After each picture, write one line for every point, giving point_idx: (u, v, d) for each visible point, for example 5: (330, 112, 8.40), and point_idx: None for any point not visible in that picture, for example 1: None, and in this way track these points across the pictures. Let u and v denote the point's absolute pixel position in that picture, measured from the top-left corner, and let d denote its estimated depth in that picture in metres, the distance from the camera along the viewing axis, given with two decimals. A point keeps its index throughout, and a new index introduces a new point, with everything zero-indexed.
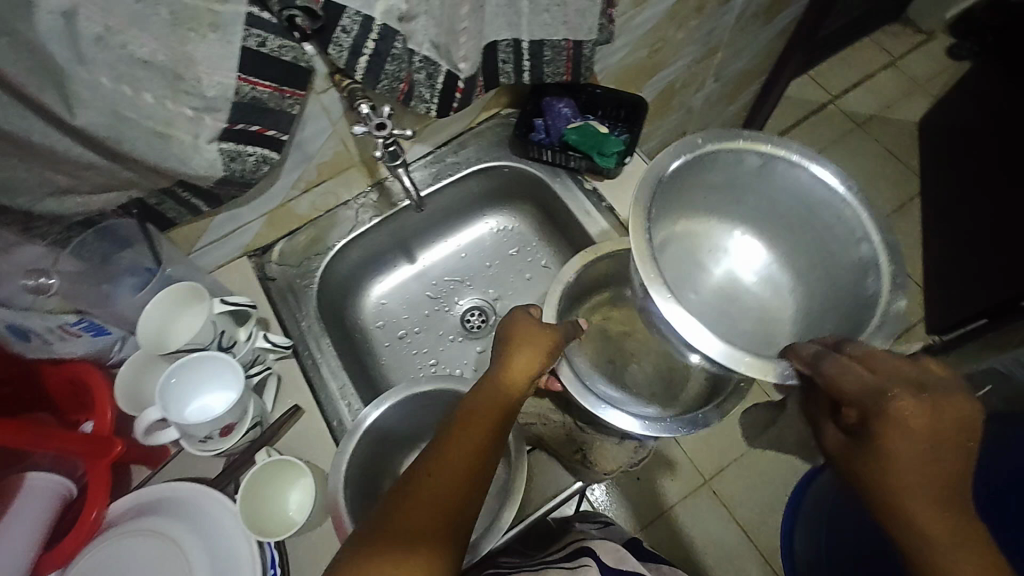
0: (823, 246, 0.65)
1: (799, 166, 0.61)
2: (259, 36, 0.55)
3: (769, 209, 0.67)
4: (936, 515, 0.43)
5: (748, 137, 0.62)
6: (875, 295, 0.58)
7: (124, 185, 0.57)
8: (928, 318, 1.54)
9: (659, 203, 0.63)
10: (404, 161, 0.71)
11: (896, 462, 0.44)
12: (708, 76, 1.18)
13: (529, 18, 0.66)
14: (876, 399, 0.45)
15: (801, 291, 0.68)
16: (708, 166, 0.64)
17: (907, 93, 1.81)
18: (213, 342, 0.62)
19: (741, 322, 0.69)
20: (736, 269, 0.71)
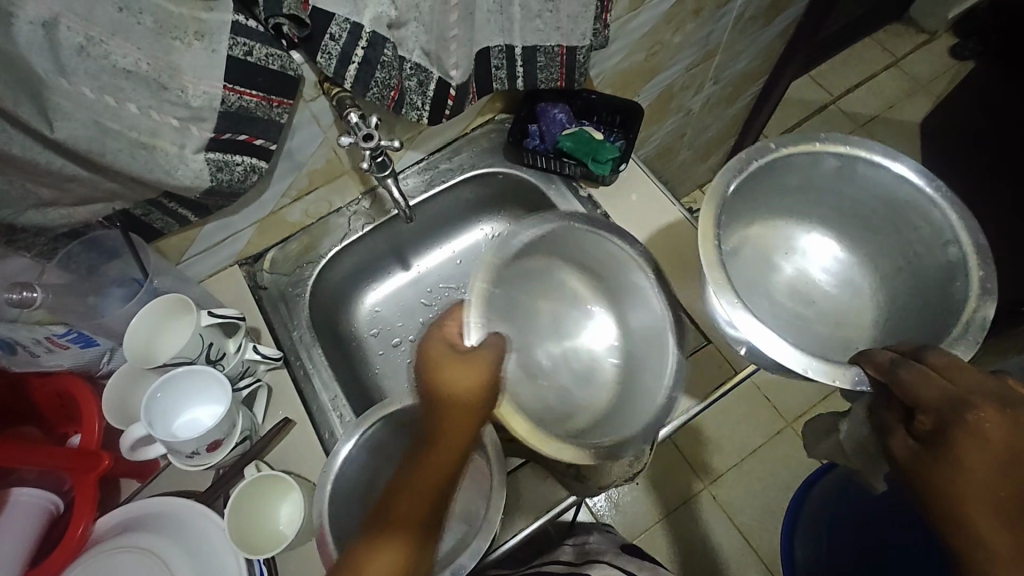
0: (909, 244, 0.70)
1: (879, 167, 0.67)
2: (246, 45, 0.55)
3: (849, 209, 0.74)
4: (1000, 528, 0.44)
5: (824, 141, 0.69)
6: (964, 300, 0.61)
7: (109, 197, 0.56)
8: None
9: (734, 206, 0.72)
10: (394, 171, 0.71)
11: (963, 464, 0.47)
12: (707, 79, 1.17)
13: (521, 24, 0.66)
14: (953, 406, 0.49)
15: (879, 290, 0.74)
16: (787, 168, 0.71)
17: (909, 94, 1.79)
18: (200, 356, 0.60)
19: (816, 323, 0.75)
20: (810, 268, 0.78)
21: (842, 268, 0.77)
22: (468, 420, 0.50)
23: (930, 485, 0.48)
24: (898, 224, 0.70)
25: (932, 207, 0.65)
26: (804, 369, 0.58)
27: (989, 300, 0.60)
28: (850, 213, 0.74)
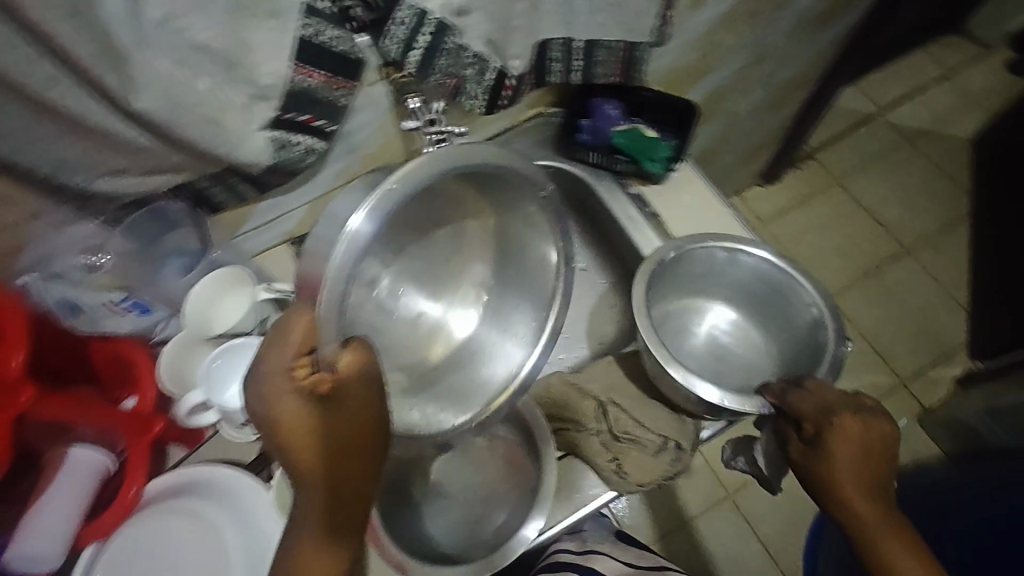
0: (781, 309, 0.73)
1: (756, 250, 0.71)
2: (315, 26, 0.55)
3: (737, 283, 0.75)
4: (867, 506, 0.57)
5: (718, 235, 0.71)
6: (824, 347, 0.66)
7: (175, 168, 0.58)
8: (972, 343, 1.49)
9: (654, 288, 0.73)
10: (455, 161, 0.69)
11: (840, 462, 0.57)
12: (757, 82, 1.15)
13: (584, 17, 0.65)
14: (831, 416, 0.59)
15: (771, 345, 0.75)
16: (691, 258, 0.73)
17: (960, 107, 1.74)
18: (255, 327, 0.65)
19: (729, 377, 0.75)
20: (715, 326, 0.78)
21: (739, 326, 0.78)
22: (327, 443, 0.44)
23: (820, 482, 0.58)
24: (773, 298, 0.73)
25: (805, 291, 0.69)
26: (720, 400, 0.61)
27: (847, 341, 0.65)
28: (738, 289, 0.76)
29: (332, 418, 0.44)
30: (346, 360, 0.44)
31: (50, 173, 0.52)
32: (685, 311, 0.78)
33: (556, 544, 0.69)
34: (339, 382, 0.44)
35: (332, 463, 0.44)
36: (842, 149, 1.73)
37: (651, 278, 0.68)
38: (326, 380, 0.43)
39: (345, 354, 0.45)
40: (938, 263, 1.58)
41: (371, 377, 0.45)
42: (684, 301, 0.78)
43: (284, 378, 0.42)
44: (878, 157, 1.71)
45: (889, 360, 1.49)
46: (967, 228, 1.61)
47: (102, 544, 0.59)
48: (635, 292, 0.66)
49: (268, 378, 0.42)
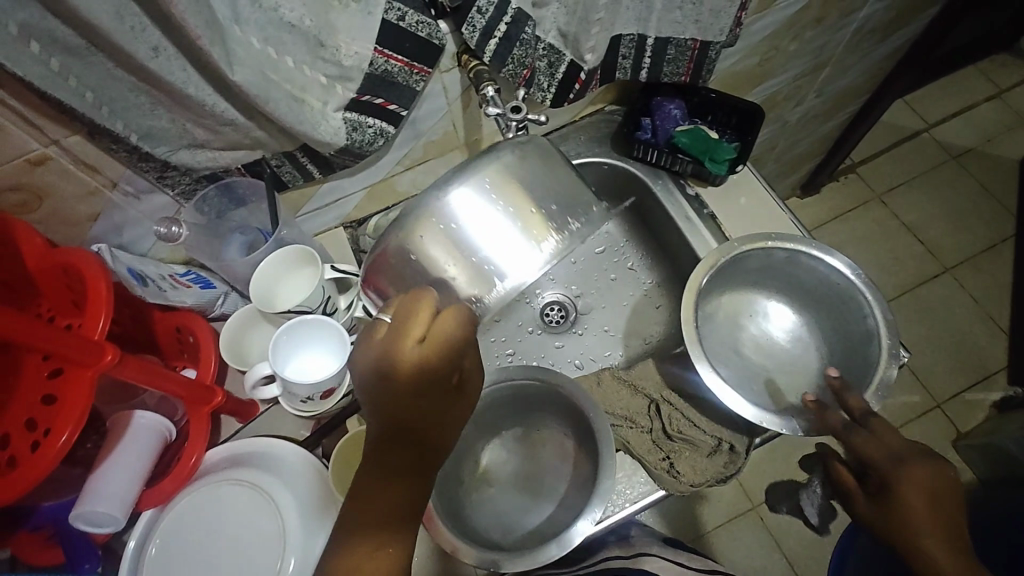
0: (835, 312, 0.72)
1: (813, 257, 0.70)
2: (400, 10, 0.56)
3: (790, 283, 0.74)
4: (946, 556, 0.54)
5: (776, 237, 0.70)
6: (875, 359, 0.65)
7: (254, 145, 0.59)
8: (1010, 368, 1.45)
9: (706, 291, 0.72)
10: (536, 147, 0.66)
11: (908, 510, 0.56)
12: (811, 91, 1.14)
13: (659, 14, 0.65)
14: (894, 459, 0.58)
15: (822, 345, 0.74)
16: (744, 261, 0.72)
17: (1009, 128, 1.71)
18: (318, 307, 0.63)
19: (777, 376, 0.73)
20: (770, 328, 0.76)
21: (789, 326, 0.76)
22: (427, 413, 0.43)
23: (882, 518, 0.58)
24: (828, 301, 0.72)
25: (865, 300, 0.67)
26: (760, 421, 0.62)
27: (899, 355, 0.64)
28: (791, 284, 0.75)
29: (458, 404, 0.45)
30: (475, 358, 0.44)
31: (137, 141, 0.53)
32: (734, 309, 0.76)
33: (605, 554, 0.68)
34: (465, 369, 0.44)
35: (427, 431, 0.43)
36: (885, 164, 1.70)
37: (699, 293, 0.68)
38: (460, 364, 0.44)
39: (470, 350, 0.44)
40: (978, 285, 1.55)
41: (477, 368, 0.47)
42: (734, 297, 0.76)
43: (445, 365, 0.42)
44: (923, 174, 1.68)
45: (924, 380, 1.46)
46: (1011, 250, 1.58)
47: (161, 510, 0.60)
48: (683, 305, 0.67)
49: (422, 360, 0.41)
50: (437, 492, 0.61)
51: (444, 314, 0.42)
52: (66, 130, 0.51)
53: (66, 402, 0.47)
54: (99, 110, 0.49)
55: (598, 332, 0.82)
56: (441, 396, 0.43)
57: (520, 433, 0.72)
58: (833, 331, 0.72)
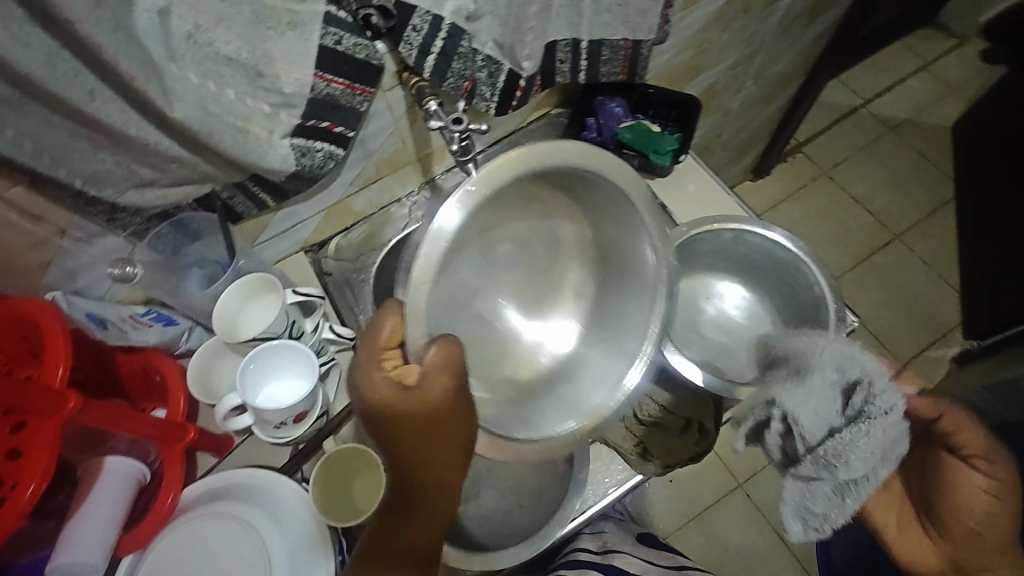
0: (786, 285, 0.75)
1: (759, 236, 0.72)
2: (336, 35, 0.58)
3: (742, 261, 0.77)
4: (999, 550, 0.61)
5: (719, 219, 0.73)
6: (824, 325, 0.68)
7: (203, 178, 0.59)
8: (964, 324, 1.53)
9: None
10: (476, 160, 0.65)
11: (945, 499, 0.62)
12: (747, 79, 1.19)
13: (590, 18, 0.68)
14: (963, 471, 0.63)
15: (776, 318, 0.77)
16: (693, 246, 0.75)
17: (939, 97, 1.80)
18: (283, 332, 0.63)
19: (738, 353, 0.76)
20: (725, 308, 0.79)
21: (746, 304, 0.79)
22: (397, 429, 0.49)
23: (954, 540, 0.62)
24: (778, 275, 0.75)
25: (811, 272, 0.70)
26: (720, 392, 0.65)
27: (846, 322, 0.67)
28: (740, 263, 0.78)
29: (427, 409, 0.49)
30: (435, 360, 0.48)
31: (82, 186, 0.53)
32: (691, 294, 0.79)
33: (576, 542, 0.70)
34: (425, 375, 0.48)
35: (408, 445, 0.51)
36: (828, 142, 1.78)
37: None
38: (413, 372, 0.49)
39: (434, 350, 0.48)
40: (926, 248, 1.63)
41: (462, 373, 0.49)
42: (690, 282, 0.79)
43: (390, 389, 0.48)
44: (864, 148, 1.76)
45: (886, 344, 1.52)
46: (953, 212, 1.66)
47: (139, 555, 0.59)
48: None
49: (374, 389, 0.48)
50: None
51: (382, 340, 0.49)
52: (8, 182, 0.51)
53: (27, 456, 0.46)
54: (39, 158, 0.49)
55: None
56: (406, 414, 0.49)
57: None
58: (786, 304, 0.76)
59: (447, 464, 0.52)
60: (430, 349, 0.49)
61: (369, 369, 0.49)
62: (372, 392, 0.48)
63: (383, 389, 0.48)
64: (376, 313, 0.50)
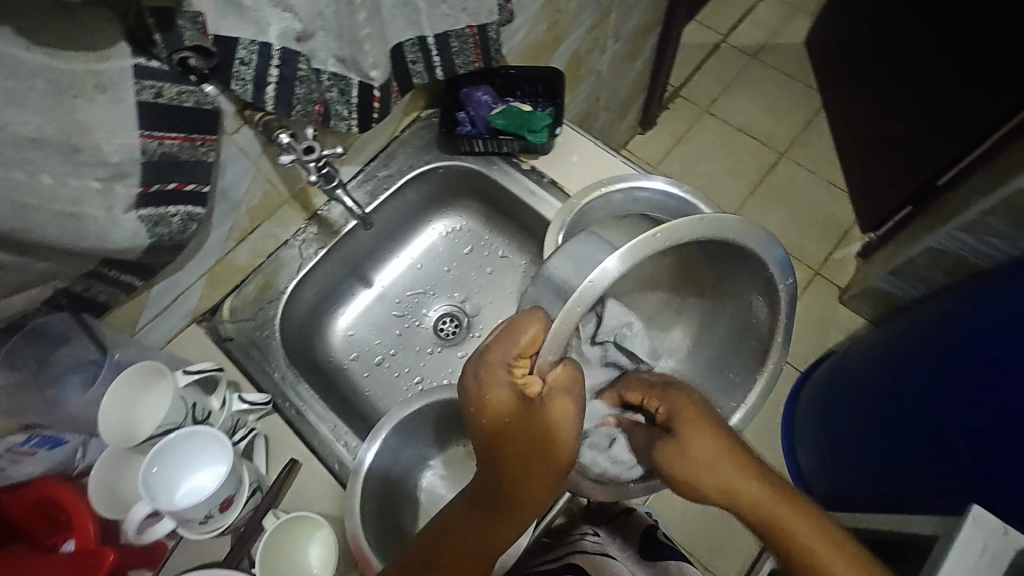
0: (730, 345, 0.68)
1: (666, 191, 0.69)
2: (153, 87, 0.53)
3: None
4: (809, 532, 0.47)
5: (630, 179, 0.69)
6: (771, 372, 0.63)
7: (44, 278, 0.52)
8: (859, 221, 1.63)
9: None
10: (341, 181, 0.71)
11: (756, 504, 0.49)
12: (608, 38, 1.20)
13: (428, 13, 0.65)
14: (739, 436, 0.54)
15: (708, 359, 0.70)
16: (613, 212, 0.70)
17: (787, 18, 1.90)
18: (186, 419, 0.57)
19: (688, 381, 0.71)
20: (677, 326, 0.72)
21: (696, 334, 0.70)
22: (499, 443, 0.45)
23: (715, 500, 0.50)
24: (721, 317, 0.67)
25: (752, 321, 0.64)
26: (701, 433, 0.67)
27: None
28: None
29: (547, 428, 0.45)
30: (563, 379, 0.46)
31: None
32: None
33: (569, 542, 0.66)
34: (548, 391, 0.46)
35: (512, 466, 0.46)
36: (701, 81, 1.84)
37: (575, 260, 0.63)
38: (534, 383, 0.46)
39: (559, 367, 0.47)
40: (810, 158, 1.73)
41: (582, 397, 0.47)
42: None
43: (506, 398, 0.45)
44: (734, 80, 1.84)
45: (799, 256, 1.61)
46: (825, 120, 1.77)
47: None
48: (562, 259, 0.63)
49: (495, 394, 0.45)
50: (372, 531, 0.57)
51: (525, 350, 0.46)
52: None
53: None
54: None
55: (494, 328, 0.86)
56: (529, 438, 0.45)
57: (452, 453, 0.70)
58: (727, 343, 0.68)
59: (541, 493, 0.47)
60: (556, 365, 0.47)
61: (494, 376, 0.45)
62: (492, 393, 0.45)
63: (504, 398, 0.45)
64: (521, 316, 0.47)
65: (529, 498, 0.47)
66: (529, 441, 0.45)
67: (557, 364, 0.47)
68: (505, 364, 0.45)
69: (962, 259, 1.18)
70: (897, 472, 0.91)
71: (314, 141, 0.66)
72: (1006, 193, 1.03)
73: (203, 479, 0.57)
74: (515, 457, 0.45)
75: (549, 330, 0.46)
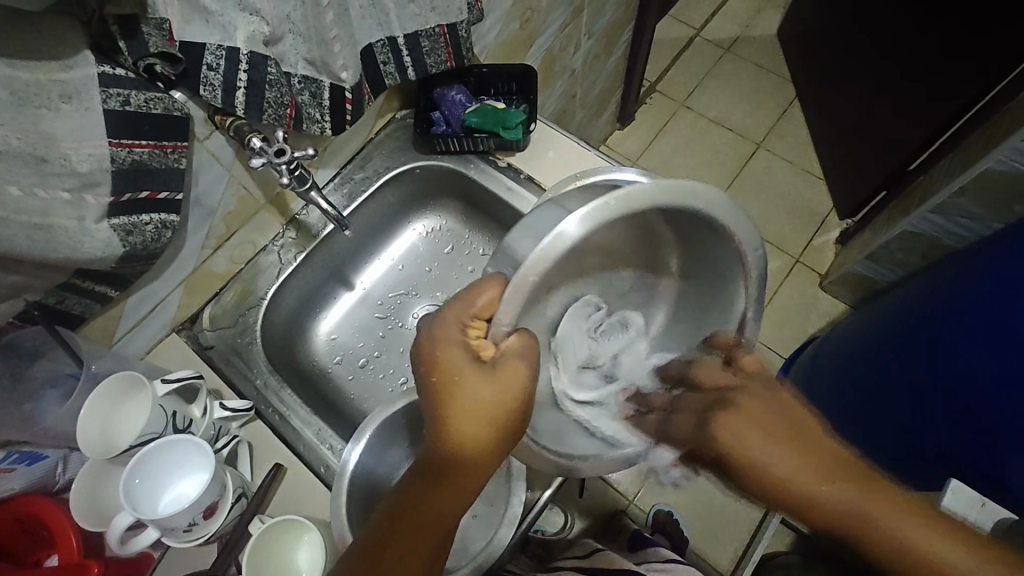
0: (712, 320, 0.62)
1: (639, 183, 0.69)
2: (121, 95, 0.52)
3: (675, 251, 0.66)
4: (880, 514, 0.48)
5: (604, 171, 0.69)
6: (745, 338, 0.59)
7: (15, 291, 0.52)
8: (836, 207, 1.65)
9: None
10: (314, 183, 0.70)
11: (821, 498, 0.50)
12: (581, 35, 1.21)
13: (397, 13, 0.66)
14: (771, 475, 0.51)
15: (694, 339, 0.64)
16: None
17: (758, 10, 1.92)
18: (167, 427, 0.56)
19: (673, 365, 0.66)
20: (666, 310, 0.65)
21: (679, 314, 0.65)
22: (444, 402, 0.46)
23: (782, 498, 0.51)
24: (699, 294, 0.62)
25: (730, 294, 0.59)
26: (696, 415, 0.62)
27: None
28: None
29: (497, 392, 0.46)
30: (514, 348, 0.46)
31: None
32: None
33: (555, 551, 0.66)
34: (500, 357, 0.46)
35: (460, 429, 0.46)
36: (676, 75, 1.86)
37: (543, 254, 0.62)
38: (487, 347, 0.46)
39: (513, 336, 0.46)
40: (787, 148, 1.75)
41: (535, 368, 0.47)
42: None
43: (457, 355, 0.46)
44: (709, 73, 1.86)
45: (779, 244, 1.63)
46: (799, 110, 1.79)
47: None
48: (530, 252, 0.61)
49: (448, 350, 0.46)
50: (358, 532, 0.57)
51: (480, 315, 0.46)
52: None
53: None
54: None
55: None
56: (474, 400, 0.45)
57: None
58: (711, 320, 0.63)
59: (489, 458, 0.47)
60: (510, 335, 0.47)
61: (449, 336, 0.46)
62: (446, 351, 0.46)
63: (455, 358, 0.46)
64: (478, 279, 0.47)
65: (470, 466, 0.47)
66: (473, 403, 0.45)
67: (511, 333, 0.47)
68: (458, 326, 0.46)
69: (936, 241, 1.21)
70: (883, 449, 0.93)
71: (286, 144, 0.65)
72: (975, 175, 1.05)
73: (186, 487, 0.56)
74: (459, 419, 0.46)
75: (506, 288, 0.45)
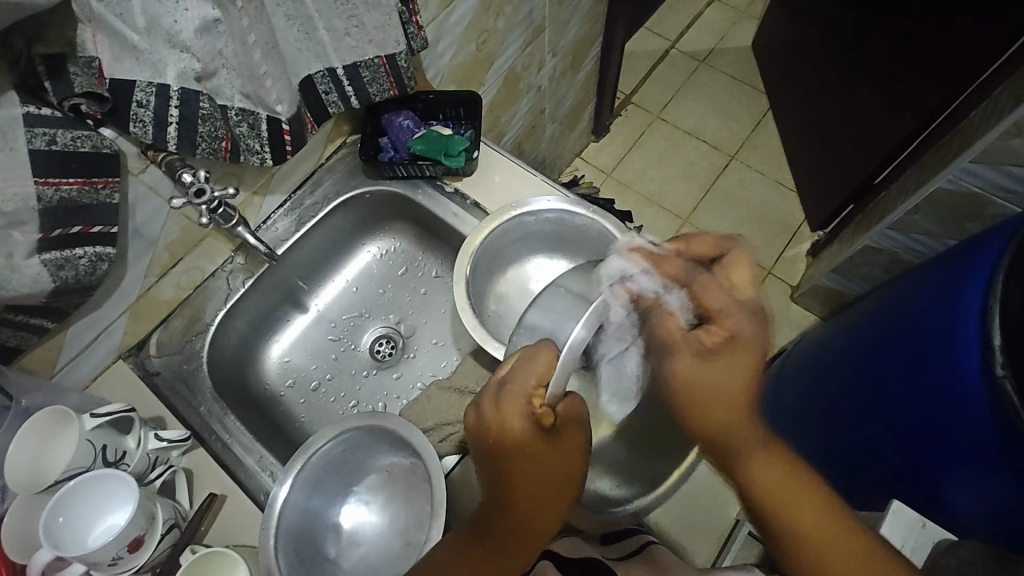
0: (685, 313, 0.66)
1: (569, 213, 0.71)
2: (46, 134, 0.53)
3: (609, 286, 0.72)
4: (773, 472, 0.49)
5: (544, 200, 0.71)
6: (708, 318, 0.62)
7: None
8: (808, 219, 1.66)
9: (485, 266, 0.72)
10: (241, 219, 0.72)
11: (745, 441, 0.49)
12: (545, 53, 1.22)
13: (333, 46, 0.67)
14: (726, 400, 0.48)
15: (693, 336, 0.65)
16: (520, 230, 0.73)
17: (733, 22, 1.94)
18: (96, 460, 0.58)
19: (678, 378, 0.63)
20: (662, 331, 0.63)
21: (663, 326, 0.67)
22: (514, 453, 0.47)
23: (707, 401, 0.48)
24: None
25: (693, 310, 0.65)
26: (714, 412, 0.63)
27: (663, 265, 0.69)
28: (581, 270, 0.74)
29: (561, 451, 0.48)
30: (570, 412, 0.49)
31: None
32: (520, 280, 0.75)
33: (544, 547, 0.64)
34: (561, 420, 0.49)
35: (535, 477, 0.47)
36: (651, 87, 1.87)
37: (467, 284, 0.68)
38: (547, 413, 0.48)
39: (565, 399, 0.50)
40: (760, 160, 1.76)
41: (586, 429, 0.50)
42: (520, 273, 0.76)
43: (518, 421, 0.47)
44: (683, 85, 1.87)
45: None
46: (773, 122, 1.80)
47: None
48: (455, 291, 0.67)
49: (510, 415, 0.47)
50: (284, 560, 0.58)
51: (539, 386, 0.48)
52: None
53: None
54: None
55: (429, 347, 0.87)
56: (546, 450, 0.48)
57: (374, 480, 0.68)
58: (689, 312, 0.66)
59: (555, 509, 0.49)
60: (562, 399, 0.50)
61: (516, 402, 0.47)
62: (509, 415, 0.47)
63: (519, 422, 0.47)
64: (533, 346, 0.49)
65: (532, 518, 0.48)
66: (543, 451, 0.47)
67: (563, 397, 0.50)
68: (521, 391, 0.47)
69: (897, 256, 1.22)
70: (829, 465, 0.93)
71: (208, 182, 0.65)
72: (927, 193, 1.06)
73: (111, 521, 0.57)
74: (531, 467, 0.47)
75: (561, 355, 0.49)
